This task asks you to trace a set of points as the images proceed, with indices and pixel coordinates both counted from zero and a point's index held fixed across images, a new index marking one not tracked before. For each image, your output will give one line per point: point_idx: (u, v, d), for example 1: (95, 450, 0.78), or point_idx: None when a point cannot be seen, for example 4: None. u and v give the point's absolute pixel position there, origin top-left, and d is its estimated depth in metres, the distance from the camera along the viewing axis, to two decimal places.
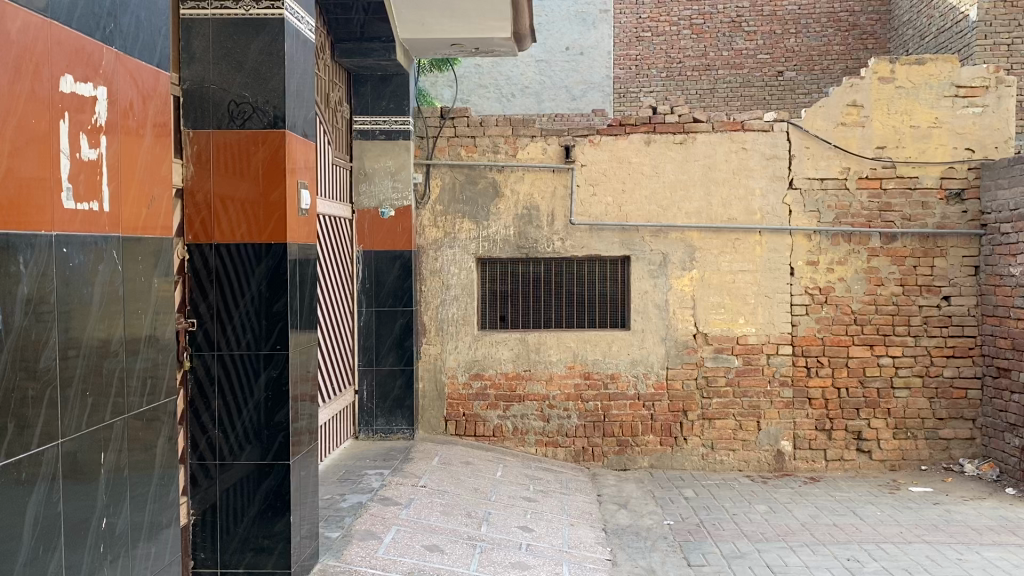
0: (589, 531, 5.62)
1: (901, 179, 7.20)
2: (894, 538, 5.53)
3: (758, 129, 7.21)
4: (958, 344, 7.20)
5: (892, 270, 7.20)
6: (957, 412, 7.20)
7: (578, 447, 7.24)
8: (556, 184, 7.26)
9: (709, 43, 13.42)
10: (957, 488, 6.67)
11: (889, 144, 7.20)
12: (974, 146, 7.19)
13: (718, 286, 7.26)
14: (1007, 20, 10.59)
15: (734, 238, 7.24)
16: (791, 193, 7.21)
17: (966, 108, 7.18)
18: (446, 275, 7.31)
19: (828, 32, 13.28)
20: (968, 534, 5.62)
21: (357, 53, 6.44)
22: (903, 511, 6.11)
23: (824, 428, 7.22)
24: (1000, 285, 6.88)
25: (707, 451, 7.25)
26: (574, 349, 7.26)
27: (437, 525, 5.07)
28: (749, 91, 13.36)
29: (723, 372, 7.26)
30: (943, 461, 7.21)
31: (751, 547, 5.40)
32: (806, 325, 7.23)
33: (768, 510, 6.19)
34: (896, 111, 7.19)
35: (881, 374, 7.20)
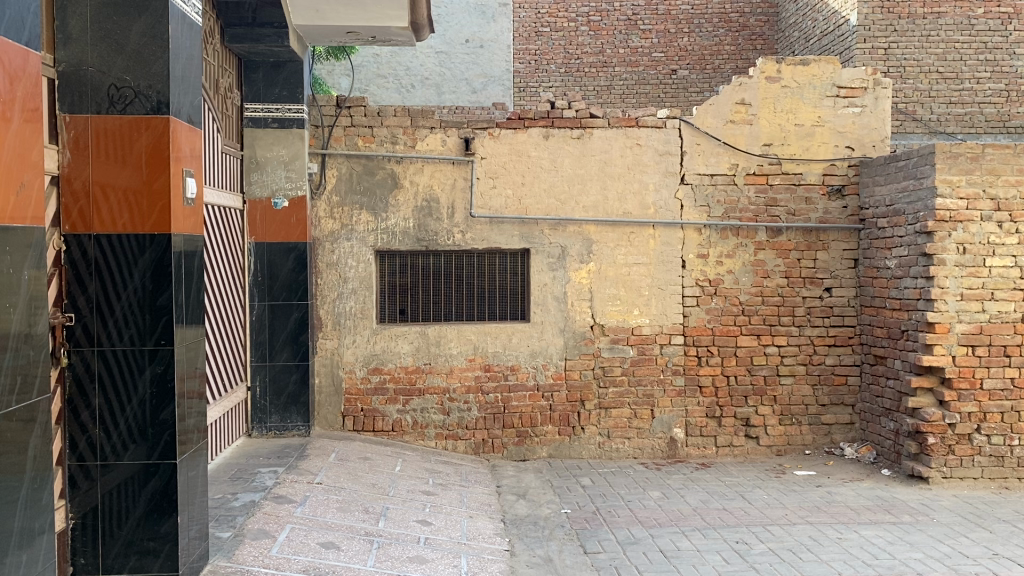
0: (488, 522, 5.63)
1: (786, 175, 7.50)
2: (780, 521, 5.76)
3: (652, 126, 7.37)
4: (839, 333, 7.54)
5: (777, 263, 7.48)
6: (838, 398, 7.56)
7: (477, 439, 7.25)
8: (455, 176, 7.23)
9: (607, 40, 13.60)
10: (838, 471, 7.00)
11: (776, 141, 7.48)
12: (854, 145, 7.54)
13: (615, 278, 7.39)
14: (884, 25, 11.17)
15: (630, 231, 7.39)
16: (683, 188, 7.42)
17: (846, 108, 7.52)
18: (343, 268, 7.16)
19: (720, 32, 13.67)
20: (847, 514, 5.90)
21: (248, 38, 6.26)
22: (788, 494, 6.37)
23: (714, 415, 7.47)
24: (877, 276, 7.24)
25: (603, 440, 7.38)
26: (474, 342, 7.26)
27: (333, 522, 4.99)
28: (644, 89, 13.65)
29: (619, 362, 7.39)
30: (826, 445, 7.55)
31: (645, 533, 5.53)
32: (697, 316, 7.45)
33: (662, 495, 6.35)
34: (782, 110, 7.48)
35: (768, 363, 7.49)
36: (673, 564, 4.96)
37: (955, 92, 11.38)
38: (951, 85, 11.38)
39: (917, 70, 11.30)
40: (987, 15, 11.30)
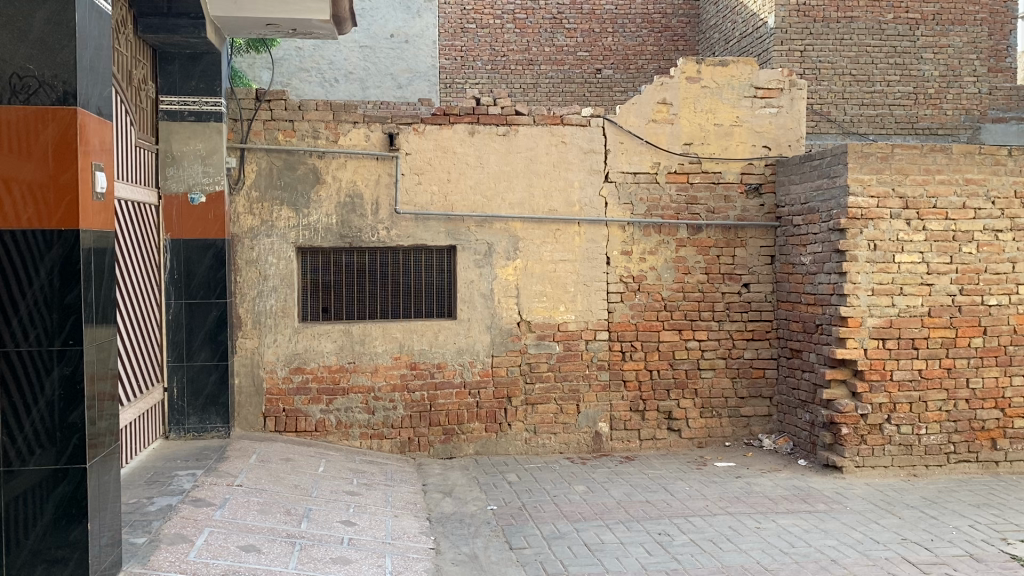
0: (413, 521, 5.59)
1: (706, 174, 7.65)
2: (701, 512, 5.87)
3: (576, 124, 7.43)
4: (756, 328, 7.74)
5: (698, 259, 7.63)
6: (756, 390, 7.75)
7: (403, 438, 7.19)
8: (379, 172, 7.16)
9: (532, 38, 13.64)
10: (757, 462, 7.19)
11: (696, 141, 7.63)
12: (771, 145, 7.75)
13: (541, 275, 7.42)
14: (801, 28, 11.49)
15: (556, 228, 7.43)
16: (607, 186, 7.50)
17: (763, 109, 7.72)
18: (263, 266, 7.01)
19: (642, 32, 13.87)
20: (765, 503, 6.06)
21: (162, 29, 6.08)
22: (709, 486, 6.51)
23: (638, 409, 7.57)
24: (793, 272, 7.45)
25: (530, 436, 7.42)
26: (400, 339, 7.20)
27: (253, 524, 4.88)
28: (569, 88, 13.75)
29: (545, 359, 7.43)
30: (745, 437, 7.74)
31: (570, 527, 5.57)
32: (621, 312, 7.54)
33: (587, 489, 6.41)
34: (702, 109, 7.64)
35: (689, 357, 7.63)
36: (597, 558, 5.00)
37: (867, 94, 11.78)
38: (862, 88, 11.77)
39: (831, 73, 11.66)
40: (896, 20, 11.73)
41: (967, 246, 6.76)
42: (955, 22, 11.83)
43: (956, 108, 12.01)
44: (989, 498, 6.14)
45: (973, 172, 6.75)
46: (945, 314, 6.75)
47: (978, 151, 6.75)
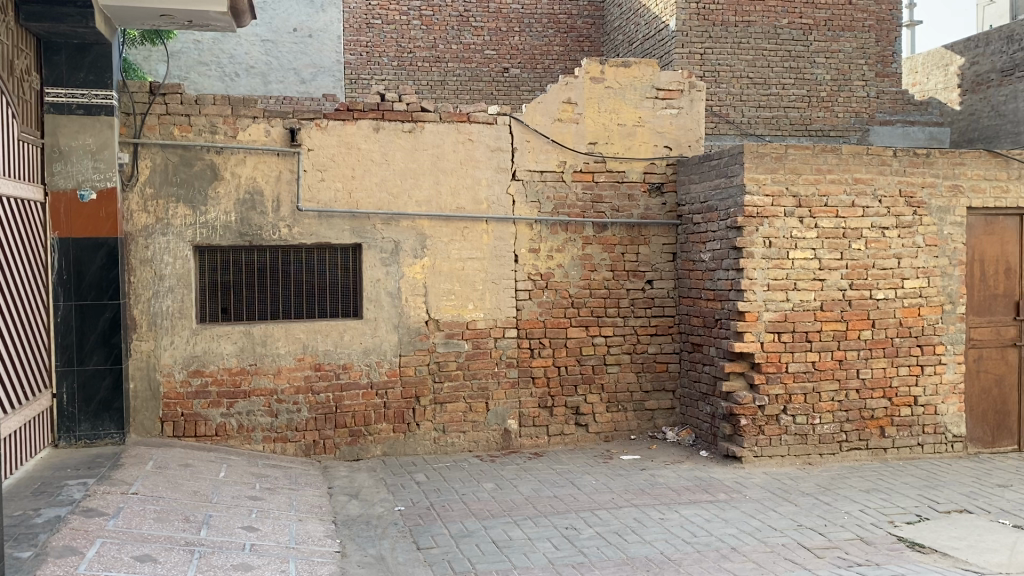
0: (318, 525, 5.49)
1: (610, 172, 7.77)
2: (608, 505, 5.97)
3: (482, 122, 7.44)
4: (660, 323, 7.91)
5: (603, 257, 7.75)
6: (660, 384, 7.93)
7: (308, 441, 7.06)
8: (281, 168, 7.00)
9: (439, 35, 13.59)
10: (661, 454, 7.34)
11: (600, 140, 7.75)
12: (672, 145, 7.93)
13: (449, 273, 7.39)
14: (700, 32, 11.81)
15: (462, 227, 7.41)
16: (513, 184, 7.53)
17: (664, 109, 7.91)
18: (159, 265, 6.76)
19: (549, 32, 13.98)
20: (669, 495, 6.20)
21: (47, 17, 5.79)
22: (615, 479, 6.61)
23: (546, 405, 7.64)
24: (694, 269, 7.64)
25: (439, 435, 7.38)
26: (304, 340, 7.06)
27: (149, 533, 4.70)
28: (477, 86, 13.74)
29: (453, 357, 7.41)
30: (650, 430, 7.91)
31: (479, 525, 5.57)
32: (529, 309, 7.58)
33: (496, 487, 6.43)
34: (605, 109, 7.77)
35: (595, 353, 7.74)
36: (505, 554, 5.02)
37: (764, 97, 12.15)
38: (759, 91, 12.15)
39: (730, 75, 12.00)
40: (790, 25, 12.18)
41: (856, 243, 7.07)
42: (845, 28, 12.37)
43: (846, 111, 12.50)
44: (878, 484, 6.44)
45: (861, 172, 7.05)
46: (836, 308, 7.04)
47: (866, 152, 7.05)
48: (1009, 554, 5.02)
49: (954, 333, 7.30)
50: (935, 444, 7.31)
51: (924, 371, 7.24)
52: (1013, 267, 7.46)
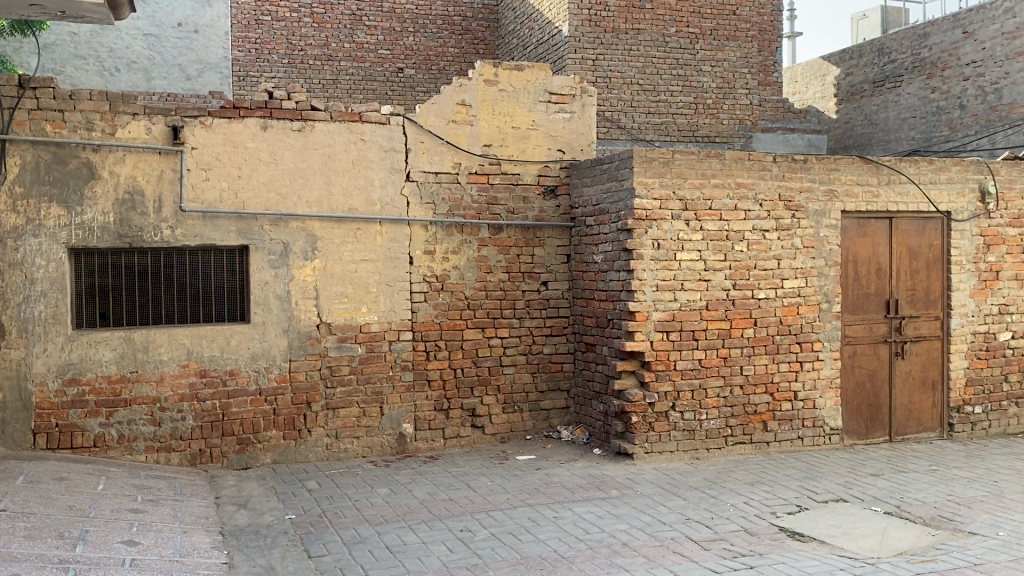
0: (203, 536, 5.30)
1: (505, 175, 7.81)
2: (502, 505, 5.99)
3: (375, 122, 7.36)
4: (554, 324, 8.01)
5: (499, 258, 7.78)
6: (555, 384, 8.02)
7: (194, 450, 6.82)
8: (163, 167, 6.73)
9: (331, 33, 13.38)
10: (555, 453, 7.43)
11: (494, 142, 7.79)
12: (565, 148, 8.05)
13: (341, 275, 7.26)
14: (592, 38, 12.03)
15: (355, 228, 7.30)
16: (407, 185, 7.48)
17: (557, 113, 8.02)
18: (30, 268, 6.40)
19: (443, 34, 13.96)
20: (563, 493, 6.28)
21: None
22: (510, 480, 6.64)
23: (441, 408, 7.62)
24: (587, 270, 7.77)
25: (331, 441, 7.25)
26: (188, 346, 6.82)
27: (18, 552, 4.44)
28: (371, 86, 13.58)
29: (346, 361, 7.28)
30: (545, 430, 7.98)
31: (372, 530, 5.50)
32: (424, 311, 7.54)
33: (390, 491, 6.37)
34: (499, 112, 7.82)
35: (491, 354, 7.76)
36: (398, 559, 4.97)
37: (653, 103, 12.46)
38: (649, 97, 12.46)
39: (621, 82, 12.27)
40: (678, 34, 12.54)
41: (740, 245, 7.34)
42: (729, 38, 12.82)
43: (731, 118, 12.94)
44: (761, 476, 6.69)
45: (744, 177, 7.32)
46: (721, 307, 7.29)
47: (748, 158, 7.32)
48: (880, 539, 5.30)
49: (831, 330, 7.66)
50: (814, 436, 7.65)
51: (803, 367, 7.57)
52: (884, 267, 7.88)
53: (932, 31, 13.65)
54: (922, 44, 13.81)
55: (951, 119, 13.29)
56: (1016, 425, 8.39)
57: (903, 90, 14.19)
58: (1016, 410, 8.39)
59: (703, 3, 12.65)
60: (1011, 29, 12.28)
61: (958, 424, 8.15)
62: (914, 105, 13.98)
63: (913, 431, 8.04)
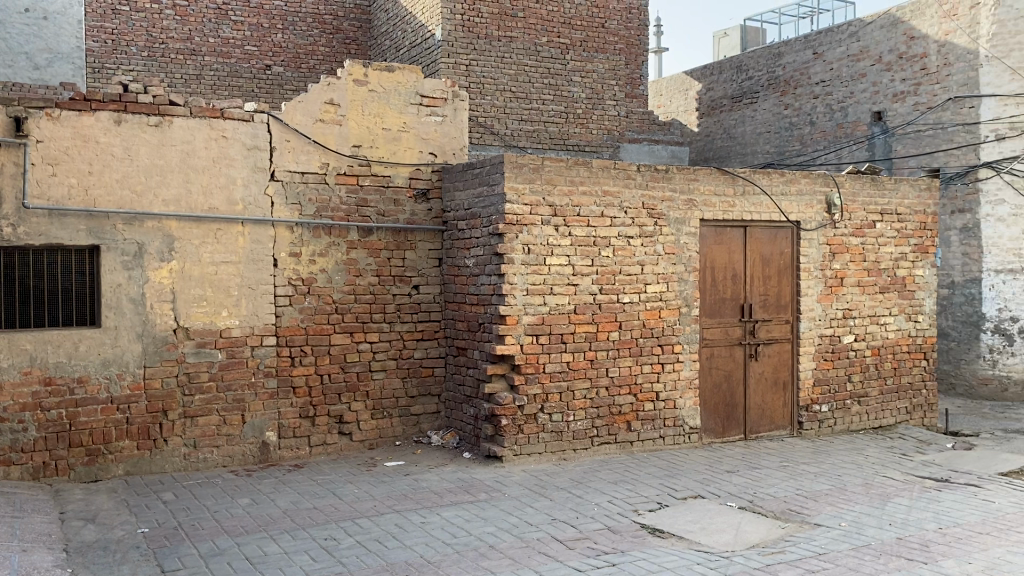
0: (45, 554, 4.96)
1: (375, 177, 7.72)
2: (369, 512, 5.90)
3: (238, 119, 7.12)
4: (425, 328, 7.96)
5: (368, 261, 7.67)
6: (425, 389, 7.98)
7: (37, 463, 6.39)
8: (3, 161, 6.29)
9: (194, 27, 12.88)
10: (424, 458, 7.39)
11: (364, 144, 7.70)
12: (436, 151, 8.04)
13: (200, 277, 6.98)
14: (465, 43, 12.09)
15: (217, 229, 7.04)
16: (272, 184, 7.27)
17: (429, 116, 8.01)
18: None
19: (313, 32, 13.67)
20: (431, 498, 6.24)
21: None
22: (377, 486, 6.55)
23: (307, 415, 7.43)
24: (458, 274, 7.78)
25: (189, 451, 6.95)
26: (31, 352, 6.40)
27: None
28: (236, 82, 13.13)
29: (205, 367, 7.00)
30: (415, 435, 7.93)
31: (231, 542, 5.31)
32: (289, 315, 7.34)
33: (251, 501, 6.16)
34: (369, 113, 7.74)
35: (360, 359, 7.64)
36: (258, 571, 4.81)
37: (525, 110, 12.61)
38: (521, 104, 12.60)
39: (493, 88, 12.36)
40: (549, 43, 12.76)
41: (606, 250, 7.52)
42: (597, 50, 13.14)
43: (599, 128, 13.23)
44: (624, 475, 6.87)
45: (610, 185, 7.51)
46: (588, 311, 7.45)
47: (614, 166, 7.51)
48: (734, 533, 5.54)
49: (691, 333, 7.96)
50: (675, 435, 7.92)
51: (665, 368, 7.83)
52: (739, 273, 8.26)
53: (786, 51, 14.40)
54: (776, 63, 14.57)
55: (802, 135, 14.11)
56: (859, 422, 8.94)
57: (759, 106, 14.93)
58: (859, 408, 8.94)
59: (573, 15, 12.93)
60: (855, 52, 13.17)
61: (807, 422, 8.62)
62: (769, 120, 14.74)
63: (766, 429, 8.46)
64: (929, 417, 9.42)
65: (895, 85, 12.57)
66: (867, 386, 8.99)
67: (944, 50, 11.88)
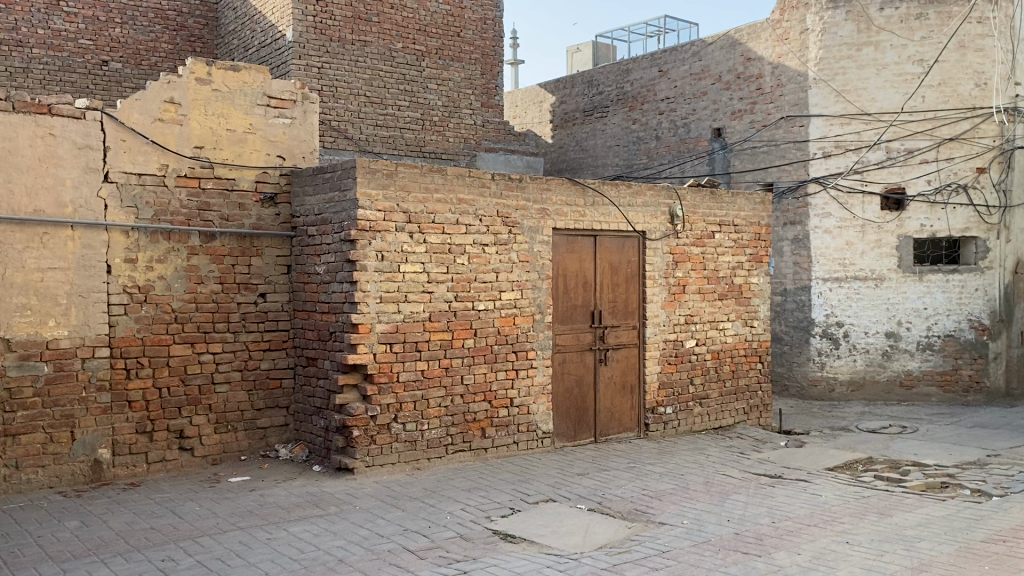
0: None
1: (219, 180, 7.43)
2: (211, 530, 5.64)
3: (68, 116, 6.67)
4: (272, 338, 7.71)
5: (211, 268, 7.35)
6: (273, 401, 7.72)
7: None
8: None
9: (21, 17, 11.98)
10: (272, 472, 7.15)
11: (207, 145, 7.40)
12: (284, 154, 7.83)
13: (23, 285, 6.48)
14: (317, 45, 11.86)
15: (42, 233, 6.56)
16: (106, 186, 6.85)
17: (276, 118, 7.80)
18: None
19: (155, 28, 13.03)
20: (278, 513, 6.03)
21: None
22: (220, 503, 6.27)
23: (145, 431, 7.03)
24: (308, 282, 7.59)
25: (10, 472, 6.41)
26: None
27: None
28: (69, 78, 12.32)
29: (29, 382, 6.50)
30: (261, 449, 7.66)
31: (56, 569, 4.93)
32: (124, 325, 6.92)
33: (80, 524, 5.75)
34: (212, 113, 7.45)
35: (202, 371, 7.31)
36: None
37: (380, 116, 12.47)
38: (376, 110, 12.46)
39: (347, 92, 12.17)
40: (404, 49, 12.70)
41: (460, 257, 7.53)
42: (453, 58, 13.19)
43: (456, 136, 13.27)
44: (478, 482, 6.89)
45: (464, 193, 7.52)
46: (443, 319, 7.42)
47: (468, 174, 7.53)
48: (583, 535, 5.64)
49: (543, 340, 8.08)
50: (527, 441, 8.01)
51: (518, 375, 7.91)
52: (590, 281, 8.47)
53: (634, 67, 14.91)
54: (625, 79, 15.08)
55: (649, 149, 14.66)
56: (700, 423, 9.35)
57: (609, 120, 15.41)
58: (700, 410, 9.35)
59: (428, 22, 12.91)
60: (698, 71, 13.81)
61: (653, 424, 8.94)
62: (618, 134, 15.23)
63: (615, 432, 8.71)
64: (764, 416, 9.97)
65: (733, 103, 13.28)
66: (708, 389, 9.42)
67: (777, 72, 12.67)
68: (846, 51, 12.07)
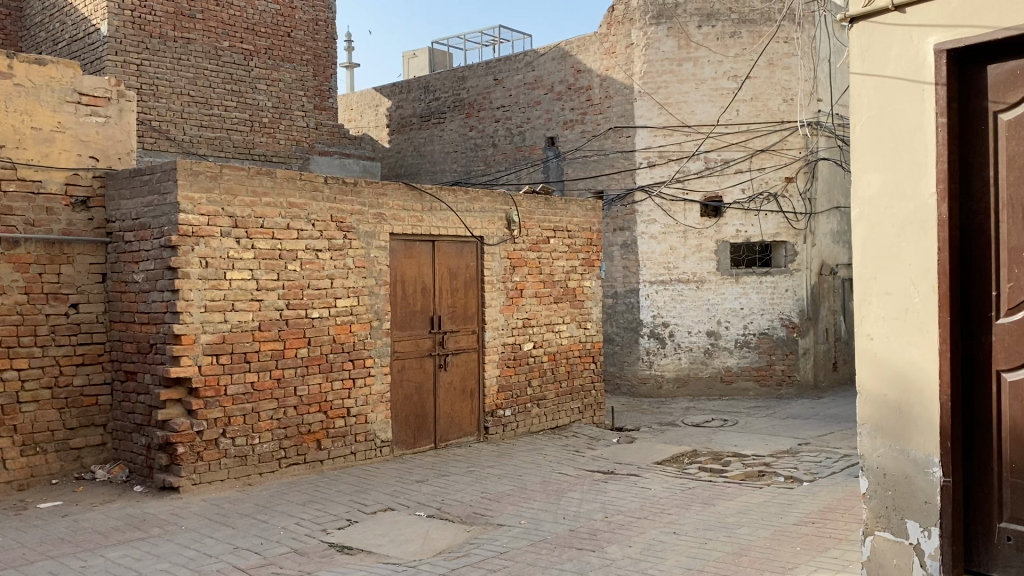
0: None
1: (23, 181, 6.87)
2: (16, 562, 5.18)
3: None
4: (86, 352, 7.21)
5: (14, 278, 6.78)
6: (88, 419, 7.21)
7: None
8: None
9: None
10: (87, 496, 6.66)
11: (8, 144, 6.82)
12: (98, 155, 7.37)
13: None
14: (135, 41, 11.27)
15: None
16: None
17: (88, 117, 7.33)
18: None
19: None
20: (94, 539, 5.63)
21: None
22: (27, 532, 5.78)
23: None
24: (125, 291, 7.15)
25: None
26: None
27: None
28: None
29: None
30: (75, 471, 7.13)
31: None
32: None
33: None
34: (14, 110, 6.89)
35: (5, 390, 6.71)
36: None
37: (205, 116, 11.95)
38: (201, 110, 11.93)
39: (169, 91, 11.60)
40: (231, 48, 12.22)
41: (292, 263, 7.32)
42: (284, 59, 12.81)
43: (287, 139, 12.88)
44: (313, 495, 6.71)
45: (296, 197, 7.32)
46: (273, 328, 7.18)
47: (299, 178, 7.33)
48: (421, 542, 5.61)
49: (381, 347, 7.99)
50: (365, 450, 7.88)
51: (355, 384, 7.78)
52: (428, 286, 8.45)
53: (468, 75, 15.05)
54: (461, 86, 15.18)
55: (485, 156, 14.84)
56: (538, 424, 9.54)
57: (446, 126, 15.47)
58: (538, 411, 9.54)
59: (257, 21, 12.50)
60: (531, 80, 14.13)
61: (492, 427, 9.03)
62: (455, 140, 15.33)
63: (455, 437, 8.73)
64: (598, 415, 10.30)
65: (565, 113, 13.68)
66: (545, 390, 9.62)
67: (606, 84, 13.17)
68: (668, 65, 12.71)
